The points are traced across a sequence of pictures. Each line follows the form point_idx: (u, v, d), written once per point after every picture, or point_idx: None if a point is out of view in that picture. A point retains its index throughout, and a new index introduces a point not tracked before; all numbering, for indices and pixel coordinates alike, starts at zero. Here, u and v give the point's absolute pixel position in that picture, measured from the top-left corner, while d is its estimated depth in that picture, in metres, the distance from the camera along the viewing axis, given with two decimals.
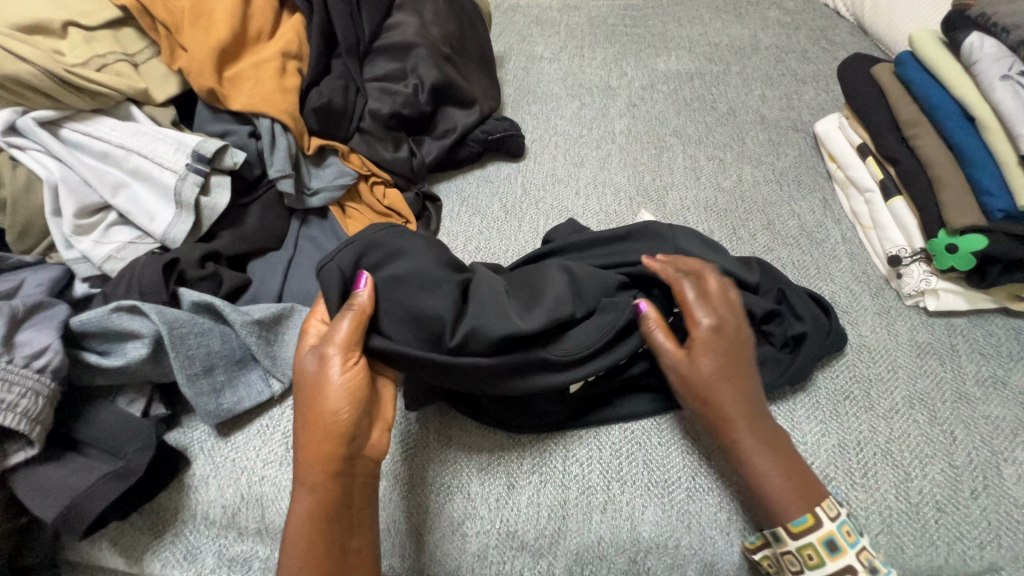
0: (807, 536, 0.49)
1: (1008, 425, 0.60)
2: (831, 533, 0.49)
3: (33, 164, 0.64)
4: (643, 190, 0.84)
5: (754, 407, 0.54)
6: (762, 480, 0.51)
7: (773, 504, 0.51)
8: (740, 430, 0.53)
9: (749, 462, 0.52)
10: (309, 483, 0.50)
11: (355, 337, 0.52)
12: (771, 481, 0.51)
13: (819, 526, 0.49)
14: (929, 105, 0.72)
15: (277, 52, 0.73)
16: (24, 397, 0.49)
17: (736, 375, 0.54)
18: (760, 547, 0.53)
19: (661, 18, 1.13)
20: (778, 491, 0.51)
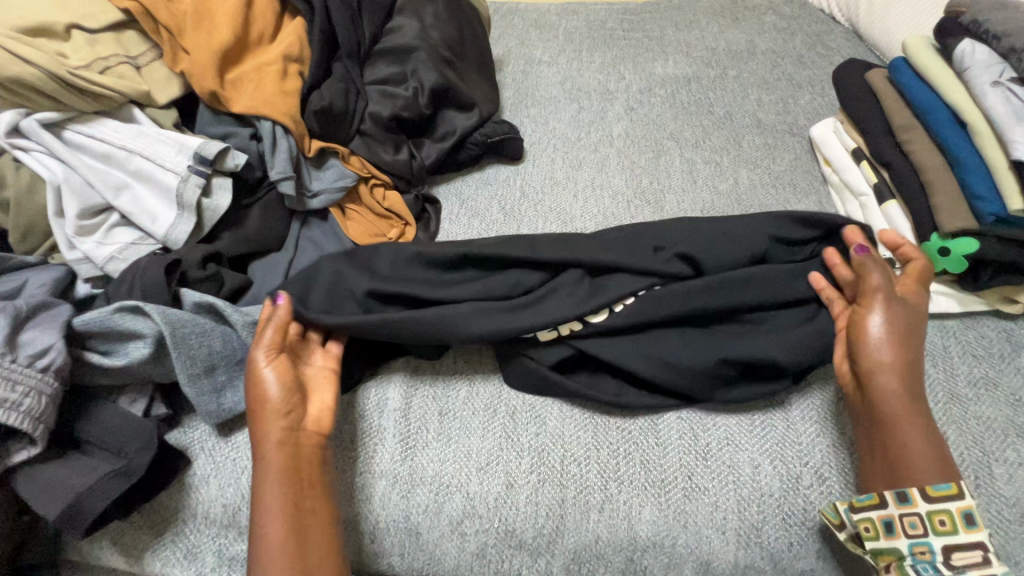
0: (947, 503, 0.50)
1: (1000, 425, 0.60)
2: (971, 507, 0.50)
3: (37, 165, 0.64)
4: (640, 192, 0.85)
5: (916, 376, 0.55)
6: (902, 450, 0.52)
7: (912, 470, 0.52)
8: (892, 399, 0.54)
9: (893, 431, 0.53)
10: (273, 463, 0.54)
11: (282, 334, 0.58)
12: (920, 449, 0.52)
13: (962, 497, 0.50)
14: (923, 110, 0.73)
15: (278, 55, 0.74)
16: (27, 397, 0.49)
17: (907, 335, 0.56)
18: (867, 509, 0.51)
19: (659, 23, 1.14)
20: (917, 453, 0.52)
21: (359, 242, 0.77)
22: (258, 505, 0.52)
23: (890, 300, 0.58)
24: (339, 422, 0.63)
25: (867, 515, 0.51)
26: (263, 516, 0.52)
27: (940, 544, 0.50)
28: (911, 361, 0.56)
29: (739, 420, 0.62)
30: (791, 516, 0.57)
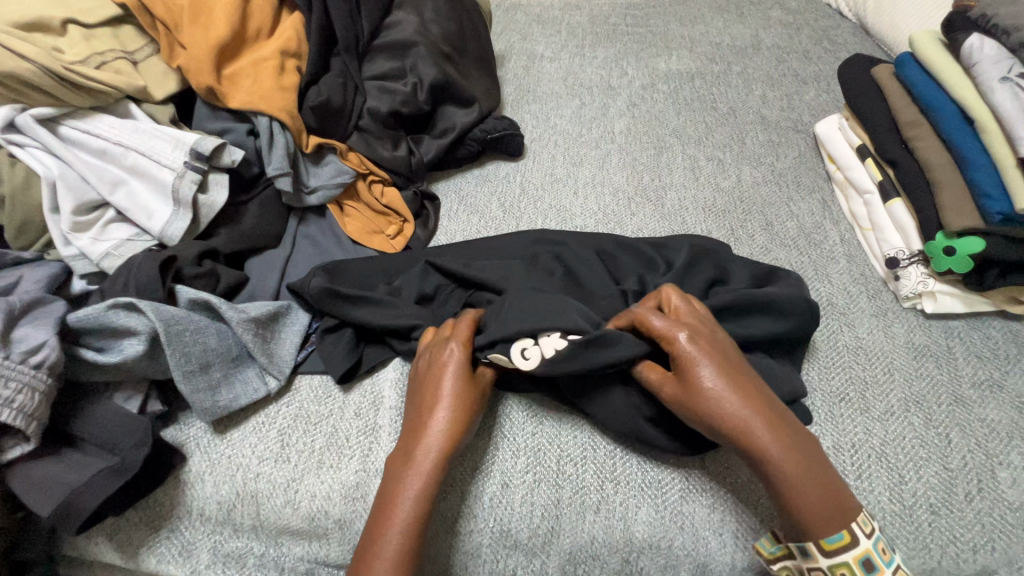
0: (843, 555, 0.45)
1: (1005, 428, 0.59)
2: (868, 552, 0.46)
3: (33, 161, 0.64)
4: (641, 190, 0.84)
5: (788, 419, 0.49)
6: (795, 504, 0.47)
7: (810, 525, 0.46)
8: (772, 456, 0.47)
9: (777, 486, 0.47)
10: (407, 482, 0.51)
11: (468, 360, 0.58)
12: (811, 493, 0.46)
13: (856, 545, 0.45)
14: (929, 107, 0.71)
15: (275, 50, 0.73)
16: (21, 393, 0.49)
17: (738, 374, 0.51)
18: (780, 559, 0.50)
19: (662, 18, 1.12)
20: (815, 503, 0.46)
21: (356, 239, 0.76)
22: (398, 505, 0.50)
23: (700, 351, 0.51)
24: (335, 419, 0.62)
25: (784, 565, 0.50)
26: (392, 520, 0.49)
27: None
28: (767, 407, 0.49)
29: None
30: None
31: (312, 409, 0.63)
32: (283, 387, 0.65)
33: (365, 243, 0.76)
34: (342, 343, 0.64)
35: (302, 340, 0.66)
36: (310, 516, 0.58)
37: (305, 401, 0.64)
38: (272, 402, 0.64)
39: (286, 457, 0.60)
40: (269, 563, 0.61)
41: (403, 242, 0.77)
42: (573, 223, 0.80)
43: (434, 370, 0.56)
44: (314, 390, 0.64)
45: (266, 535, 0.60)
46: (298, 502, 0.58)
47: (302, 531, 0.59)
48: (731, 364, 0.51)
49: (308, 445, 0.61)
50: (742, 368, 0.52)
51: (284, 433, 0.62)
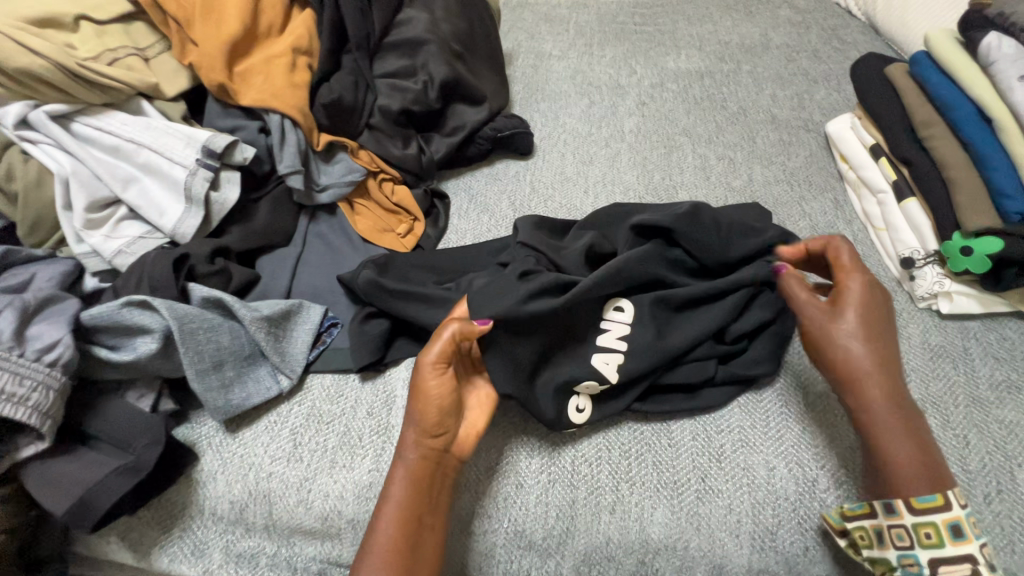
0: (931, 514, 0.48)
1: (1023, 430, 0.59)
2: (958, 518, 0.48)
3: (45, 158, 0.63)
4: (652, 189, 0.83)
5: (894, 373, 0.53)
6: (880, 448, 0.52)
7: (899, 481, 0.50)
8: (871, 408, 0.53)
9: (879, 436, 0.52)
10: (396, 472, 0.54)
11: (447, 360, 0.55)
12: (904, 451, 0.51)
13: (948, 509, 0.48)
14: (945, 106, 0.71)
15: (287, 48, 0.73)
16: (35, 391, 0.49)
17: (879, 335, 0.55)
18: (860, 518, 0.51)
19: (671, 16, 1.12)
20: (897, 464, 0.50)
21: (367, 237, 0.76)
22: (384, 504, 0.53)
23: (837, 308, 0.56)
24: (348, 419, 0.62)
25: (861, 524, 0.51)
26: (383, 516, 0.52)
27: (927, 556, 0.48)
28: (886, 355, 0.54)
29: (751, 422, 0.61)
30: (805, 521, 0.55)
31: (324, 409, 0.63)
32: (295, 386, 0.64)
33: (377, 241, 0.76)
34: (380, 329, 0.64)
35: (315, 338, 0.65)
36: (323, 515, 0.58)
37: (318, 400, 0.63)
38: (285, 401, 0.63)
39: (299, 456, 0.60)
40: (281, 563, 0.60)
41: (414, 240, 0.77)
42: None
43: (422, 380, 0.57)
44: (326, 389, 0.64)
45: (279, 535, 0.60)
46: (311, 502, 0.58)
47: (316, 531, 0.58)
48: (874, 305, 0.56)
49: (321, 444, 0.60)
50: (883, 321, 0.56)
51: (296, 432, 0.61)
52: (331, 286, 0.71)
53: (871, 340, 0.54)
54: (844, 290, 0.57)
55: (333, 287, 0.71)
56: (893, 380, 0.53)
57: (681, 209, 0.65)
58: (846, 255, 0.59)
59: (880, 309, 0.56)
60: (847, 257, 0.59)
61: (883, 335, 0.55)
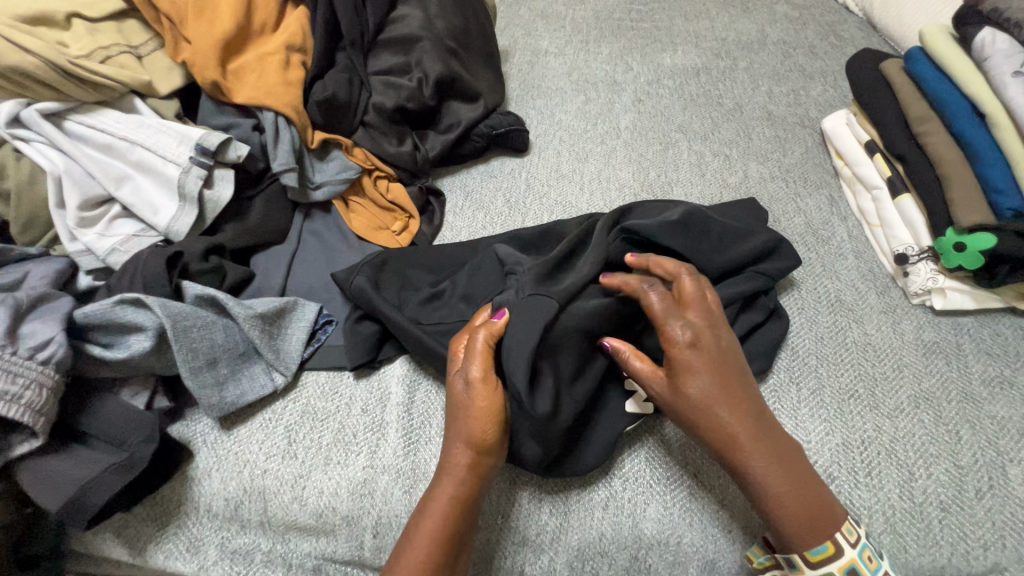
0: (827, 565, 0.48)
1: (1015, 425, 0.59)
2: (853, 561, 0.48)
3: (38, 156, 0.63)
4: (648, 186, 0.83)
5: (760, 427, 0.50)
6: (772, 496, 0.48)
7: (787, 538, 0.48)
8: (752, 463, 0.49)
9: (756, 494, 0.49)
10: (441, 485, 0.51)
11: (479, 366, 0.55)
12: (790, 496, 0.48)
13: (841, 555, 0.48)
14: (939, 101, 0.71)
15: (281, 45, 0.73)
16: (28, 389, 0.49)
17: (731, 389, 0.51)
18: (769, 569, 0.52)
19: (668, 13, 1.12)
20: (793, 518, 0.48)
21: (362, 235, 0.76)
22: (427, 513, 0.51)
23: (694, 364, 0.51)
24: (342, 416, 0.62)
25: (772, 574, 0.52)
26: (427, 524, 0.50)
27: None
28: (738, 412, 0.50)
29: None
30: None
31: (318, 406, 0.63)
32: (290, 384, 0.64)
33: (371, 239, 0.76)
34: (370, 331, 0.64)
35: (309, 335, 0.65)
36: (318, 512, 0.58)
37: (312, 398, 0.64)
38: (279, 399, 0.63)
39: (294, 453, 0.60)
40: (276, 559, 0.61)
41: (409, 238, 0.77)
42: None
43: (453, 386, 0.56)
44: (321, 386, 0.64)
45: (274, 532, 0.60)
46: (306, 499, 0.58)
47: (310, 527, 0.59)
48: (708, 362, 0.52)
49: (315, 441, 0.61)
50: (727, 376, 0.51)
51: (291, 429, 0.61)
52: (326, 283, 0.71)
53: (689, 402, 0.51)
54: (672, 351, 0.52)
55: (328, 285, 0.71)
56: (767, 431, 0.50)
57: (677, 221, 0.64)
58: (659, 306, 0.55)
59: (714, 349, 0.52)
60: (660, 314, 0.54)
61: (732, 394, 0.51)
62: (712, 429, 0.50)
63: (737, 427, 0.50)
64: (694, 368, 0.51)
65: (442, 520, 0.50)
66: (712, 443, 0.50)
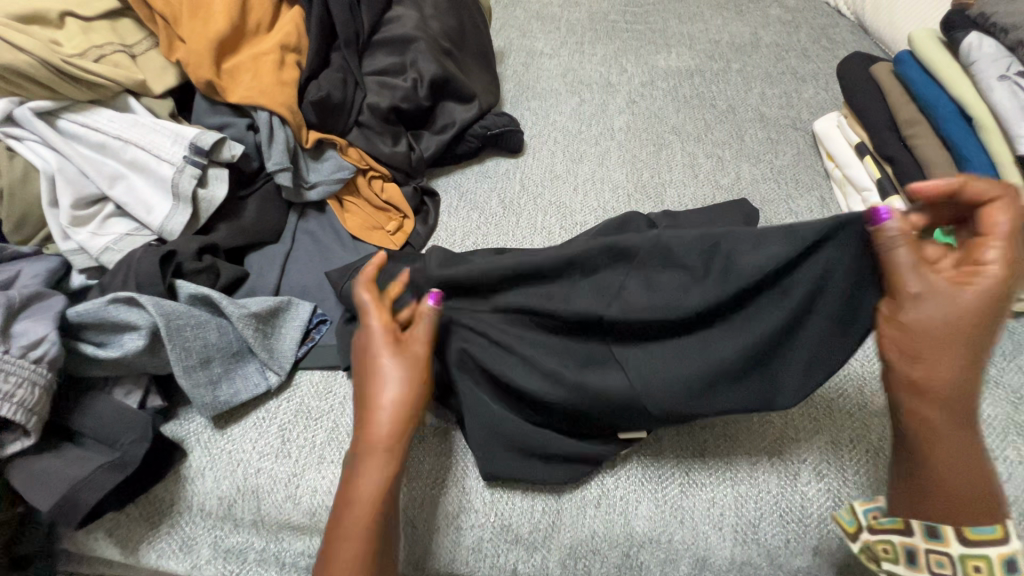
0: (986, 547, 0.42)
1: (1000, 423, 0.60)
2: (1015, 554, 0.42)
3: (30, 154, 0.63)
4: (641, 187, 0.84)
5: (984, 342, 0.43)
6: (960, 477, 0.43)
7: (956, 509, 0.43)
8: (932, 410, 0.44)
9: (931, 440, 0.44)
10: (360, 489, 0.48)
11: (395, 326, 0.54)
12: (969, 484, 0.43)
13: (909, 533, 0.44)
14: (928, 106, 0.72)
15: (276, 45, 0.73)
16: (21, 387, 0.49)
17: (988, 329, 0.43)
18: (887, 532, 0.45)
19: (662, 15, 1.12)
20: (959, 492, 0.43)
21: (356, 235, 0.76)
22: (355, 507, 0.48)
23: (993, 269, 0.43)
24: (336, 415, 0.62)
25: (887, 539, 0.45)
26: (353, 520, 0.47)
27: None
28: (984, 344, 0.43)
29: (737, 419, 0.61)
30: (787, 513, 0.56)
31: (312, 405, 0.63)
32: (284, 383, 0.65)
33: (365, 239, 0.76)
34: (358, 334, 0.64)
35: (303, 335, 0.65)
36: (311, 511, 0.58)
37: (306, 397, 0.64)
38: (273, 397, 0.64)
39: (287, 452, 0.60)
40: (270, 558, 0.60)
41: (403, 238, 0.77)
42: (573, 219, 0.81)
43: (366, 356, 0.53)
44: (314, 385, 0.64)
45: (267, 530, 0.60)
46: (299, 497, 0.58)
47: (304, 526, 0.59)
48: (979, 317, 0.43)
49: (308, 440, 0.61)
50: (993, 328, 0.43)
51: (284, 428, 0.62)
52: (320, 283, 0.72)
53: (943, 338, 0.43)
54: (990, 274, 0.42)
55: (322, 285, 0.71)
56: (931, 389, 0.43)
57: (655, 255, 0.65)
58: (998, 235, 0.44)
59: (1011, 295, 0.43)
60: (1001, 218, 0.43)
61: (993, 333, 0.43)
62: (914, 358, 0.44)
63: (960, 347, 0.43)
64: (924, 305, 0.43)
65: (368, 507, 0.48)
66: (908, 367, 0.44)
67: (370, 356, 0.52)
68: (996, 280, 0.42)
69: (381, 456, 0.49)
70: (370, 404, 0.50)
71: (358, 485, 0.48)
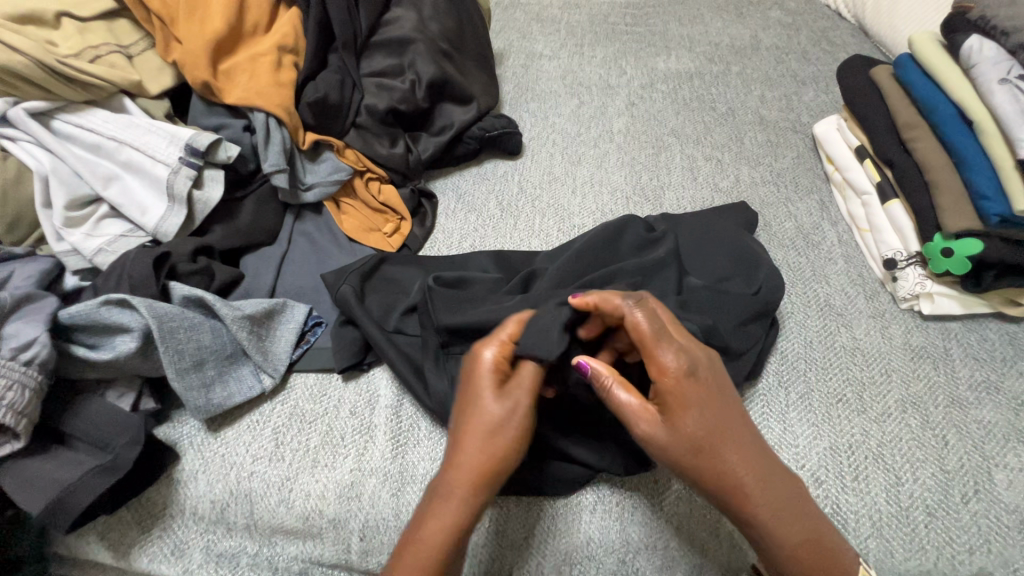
0: None
1: (1001, 430, 0.59)
2: None
3: (25, 155, 0.63)
4: (640, 190, 0.84)
5: (729, 443, 0.48)
6: (809, 556, 0.47)
7: (818, 569, 0.47)
8: (756, 512, 0.47)
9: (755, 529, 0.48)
10: (430, 529, 0.45)
11: (506, 363, 0.51)
12: (795, 539, 0.47)
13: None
14: (928, 109, 0.71)
15: (273, 46, 0.73)
16: (11, 390, 0.48)
17: (717, 427, 0.48)
18: None
19: (662, 18, 1.12)
20: (805, 554, 0.47)
21: (352, 237, 0.76)
22: (425, 547, 0.45)
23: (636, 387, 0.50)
24: (330, 418, 0.62)
25: None
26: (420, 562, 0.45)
27: None
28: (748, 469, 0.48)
29: None
30: None
31: (306, 408, 0.63)
32: (278, 386, 0.64)
33: (362, 240, 0.75)
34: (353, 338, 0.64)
35: (298, 337, 0.65)
36: (304, 515, 0.58)
37: (300, 399, 0.63)
38: (267, 400, 0.63)
39: (281, 455, 0.60)
40: (262, 562, 0.60)
41: (400, 240, 0.77)
42: (571, 222, 0.80)
43: (467, 390, 0.50)
44: (309, 388, 0.64)
45: (260, 535, 0.59)
46: (292, 501, 0.58)
47: (297, 530, 0.58)
48: (704, 437, 0.48)
49: (302, 444, 0.60)
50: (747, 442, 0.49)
51: (278, 431, 0.61)
52: (316, 285, 0.71)
53: (700, 444, 0.48)
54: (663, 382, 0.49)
55: (318, 287, 0.71)
56: (738, 488, 0.47)
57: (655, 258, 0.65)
58: (649, 323, 0.51)
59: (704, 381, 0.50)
60: (649, 326, 0.50)
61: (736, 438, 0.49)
62: (716, 471, 0.47)
63: (721, 449, 0.48)
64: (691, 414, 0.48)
65: (434, 547, 0.45)
66: (720, 501, 0.48)
67: (472, 390, 0.49)
68: (678, 379, 0.49)
69: (455, 487, 0.46)
70: (460, 440, 0.47)
71: (426, 527, 0.46)
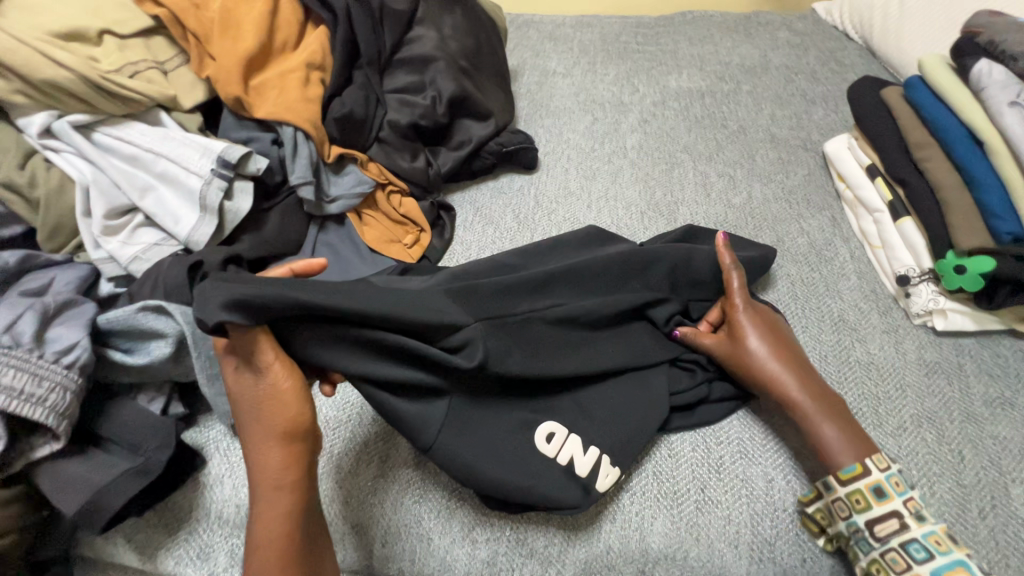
0: (856, 483, 0.54)
1: (1017, 446, 0.60)
2: (879, 480, 0.53)
3: (68, 166, 0.66)
4: (654, 205, 0.85)
5: (779, 347, 0.62)
6: (846, 427, 0.57)
7: (858, 443, 0.56)
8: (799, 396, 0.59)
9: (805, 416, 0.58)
10: (263, 517, 0.48)
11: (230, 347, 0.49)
12: (832, 416, 0.57)
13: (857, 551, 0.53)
14: (939, 129, 0.73)
15: (301, 63, 0.75)
16: (53, 392, 0.50)
17: (777, 341, 0.62)
18: (813, 500, 0.56)
19: (672, 37, 1.15)
20: (837, 433, 0.57)
21: (374, 248, 0.77)
22: (266, 541, 0.47)
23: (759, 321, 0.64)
24: (354, 425, 0.63)
25: (816, 505, 0.56)
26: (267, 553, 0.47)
27: (865, 519, 0.53)
28: (796, 372, 0.60)
29: (751, 436, 0.62)
30: (803, 532, 0.56)
31: (330, 415, 0.64)
32: None
33: (383, 251, 0.77)
34: None
35: None
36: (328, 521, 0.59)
37: (325, 406, 0.64)
38: None
39: None
40: None
41: (420, 251, 0.79)
42: None
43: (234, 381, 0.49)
44: (333, 396, 0.65)
45: None
46: None
47: None
48: (772, 344, 0.62)
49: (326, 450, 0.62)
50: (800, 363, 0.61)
51: None
52: None
53: (746, 352, 0.61)
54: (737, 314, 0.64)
55: None
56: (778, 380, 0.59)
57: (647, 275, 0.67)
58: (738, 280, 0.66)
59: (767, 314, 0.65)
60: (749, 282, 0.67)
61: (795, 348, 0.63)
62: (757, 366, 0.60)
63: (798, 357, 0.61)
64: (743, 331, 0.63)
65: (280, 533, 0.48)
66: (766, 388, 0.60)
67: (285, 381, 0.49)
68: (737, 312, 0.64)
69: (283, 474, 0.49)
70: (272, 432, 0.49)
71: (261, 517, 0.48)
